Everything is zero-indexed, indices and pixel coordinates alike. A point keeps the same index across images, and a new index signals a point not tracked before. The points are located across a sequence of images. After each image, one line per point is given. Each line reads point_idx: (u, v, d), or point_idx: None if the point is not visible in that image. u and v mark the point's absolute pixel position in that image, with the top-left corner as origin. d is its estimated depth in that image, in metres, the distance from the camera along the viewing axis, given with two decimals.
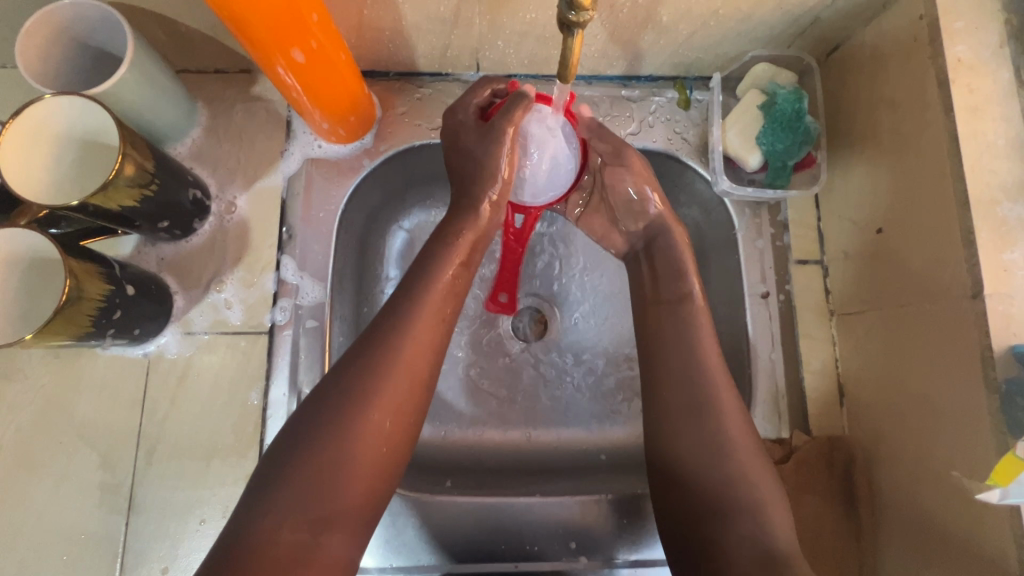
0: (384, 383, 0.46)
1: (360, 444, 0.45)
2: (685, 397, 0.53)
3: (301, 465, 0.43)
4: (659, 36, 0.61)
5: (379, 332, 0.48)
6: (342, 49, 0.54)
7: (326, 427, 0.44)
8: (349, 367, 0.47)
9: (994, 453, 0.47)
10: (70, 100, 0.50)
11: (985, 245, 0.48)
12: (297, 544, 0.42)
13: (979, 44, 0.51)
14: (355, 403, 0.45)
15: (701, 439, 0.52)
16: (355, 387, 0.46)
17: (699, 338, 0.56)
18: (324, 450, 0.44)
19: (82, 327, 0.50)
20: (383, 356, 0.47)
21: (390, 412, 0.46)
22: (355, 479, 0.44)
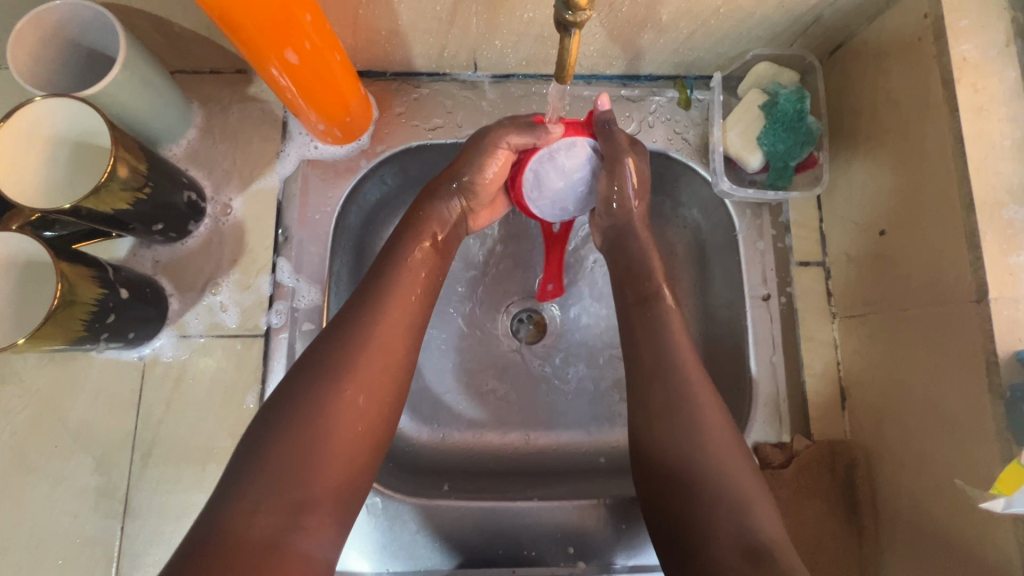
0: (354, 364, 0.48)
1: (335, 423, 0.45)
2: (658, 388, 0.54)
3: (277, 443, 0.44)
4: (659, 35, 0.60)
5: (352, 315, 0.50)
6: (336, 50, 0.54)
7: (302, 406, 0.45)
8: (320, 350, 0.48)
9: (998, 461, 0.46)
10: (62, 102, 0.49)
11: (990, 249, 0.47)
12: (274, 529, 0.41)
13: (985, 43, 0.49)
14: (330, 381, 0.46)
15: (674, 428, 0.52)
16: (328, 366, 0.47)
17: (667, 334, 0.56)
18: (298, 427, 0.44)
19: (75, 331, 0.50)
20: (355, 337, 0.49)
21: (363, 390, 0.47)
22: (331, 459, 0.45)
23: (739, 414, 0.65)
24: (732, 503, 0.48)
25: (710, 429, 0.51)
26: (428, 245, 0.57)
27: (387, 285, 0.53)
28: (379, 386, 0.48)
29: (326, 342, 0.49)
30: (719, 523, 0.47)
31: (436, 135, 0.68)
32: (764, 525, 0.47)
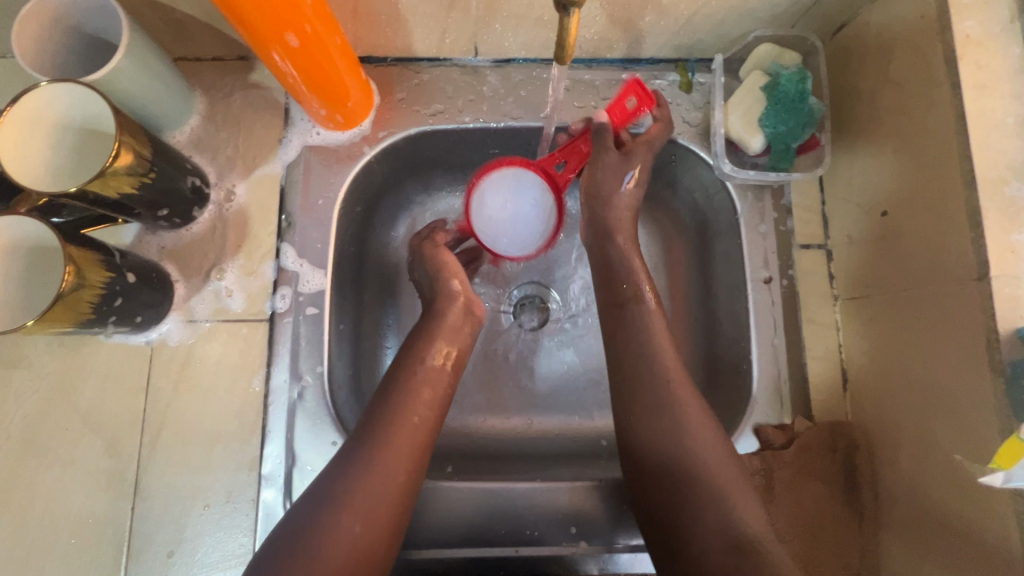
0: (376, 468, 0.49)
1: (351, 525, 0.46)
2: (644, 389, 0.54)
3: (297, 542, 0.45)
4: (660, 17, 0.60)
5: (377, 420, 0.52)
6: (337, 34, 0.54)
7: (327, 507, 0.47)
8: (348, 453, 0.50)
9: (998, 437, 0.46)
10: (68, 86, 0.50)
11: (992, 226, 0.47)
12: None
13: (989, 19, 0.49)
14: (350, 484, 0.48)
15: (659, 435, 0.52)
16: (353, 468, 0.49)
17: (649, 334, 0.57)
18: (321, 526, 0.46)
19: (83, 313, 0.51)
20: (379, 440, 0.50)
21: (384, 499, 0.48)
22: (344, 557, 0.45)
23: (740, 397, 0.65)
24: (717, 502, 0.48)
25: (697, 434, 0.52)
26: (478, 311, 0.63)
27: (407, 391, 0.54)
28: (395, 490, 0.49)
29: (354, 444, 0.51)
30: (704, 521, 0.48)
31: (438, 120, 0.68)
32: (748, 519, 0.47)
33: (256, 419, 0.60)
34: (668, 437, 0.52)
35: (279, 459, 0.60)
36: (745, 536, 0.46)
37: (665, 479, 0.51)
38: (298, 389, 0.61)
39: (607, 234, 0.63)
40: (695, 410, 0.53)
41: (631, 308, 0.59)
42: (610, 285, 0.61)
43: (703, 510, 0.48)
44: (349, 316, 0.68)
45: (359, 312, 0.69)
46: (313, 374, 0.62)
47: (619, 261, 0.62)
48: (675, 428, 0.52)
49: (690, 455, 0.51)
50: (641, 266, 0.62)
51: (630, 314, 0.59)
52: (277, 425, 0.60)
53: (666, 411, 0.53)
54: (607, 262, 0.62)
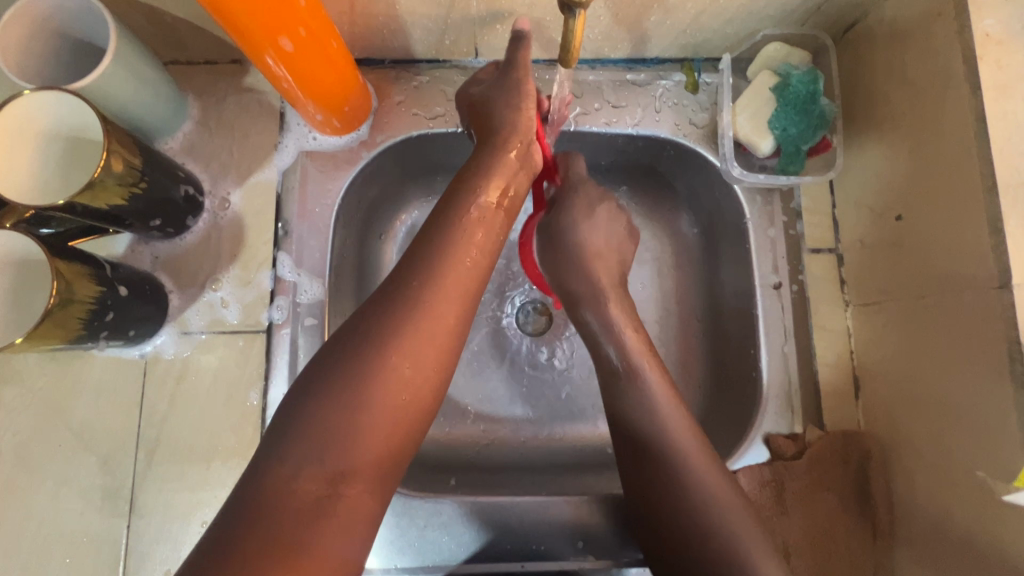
0: (412, 323, 0.41)
1: (384, 389, 0.39)
2: (647, 441, 0.50)
3: (319, 405, 0.37)
4: (667, 16, 0.58)
5: (406, 276, 0.43)
6: (333, 37, 0.52)
7: (350, 366, 0.39)
8: (382, 300, 0.42)
9: (1021, 452, 0.44)
10: (52, 96, 0.48)
11: (1015, 233, 0.45)
12: (317, 496, 0.36)
13: (1010, 17, 0.47)
14: (383, 337, 0.40)
15: (673, 506, 0.48)
16: (377, 327, 0.40)
17: (651, 397, 0.52)
18: (348, 383, 0.38)
19: (74, 330, 0.49)
20: (414, 289, 0.42)
21: (416, 357, 0.40)
22: (381, 421, 0.38)
23: (750, 406, 0.63)
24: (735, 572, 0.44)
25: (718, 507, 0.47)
26: (494, 202, 0.49)
27: (443, 248, 0.44)
28: (432, 351, 0.41)
29: (376, 301, 0.42)
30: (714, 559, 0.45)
31: (437, 124, 0.66)
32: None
33: (254, 434, 0.59)
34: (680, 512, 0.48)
35: None
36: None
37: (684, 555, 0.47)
38: None
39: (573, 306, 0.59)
40: (714, 481, 0.48)
41: (624, 375, 0.54)
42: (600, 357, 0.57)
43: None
44: None
45: None
46: None
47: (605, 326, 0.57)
48: (691, 490, 0.48)
49: (710, 531, 0.46)
50: (625, 320, 0.57)
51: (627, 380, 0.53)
52: None
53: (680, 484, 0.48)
54: (590, 334, 0.58)
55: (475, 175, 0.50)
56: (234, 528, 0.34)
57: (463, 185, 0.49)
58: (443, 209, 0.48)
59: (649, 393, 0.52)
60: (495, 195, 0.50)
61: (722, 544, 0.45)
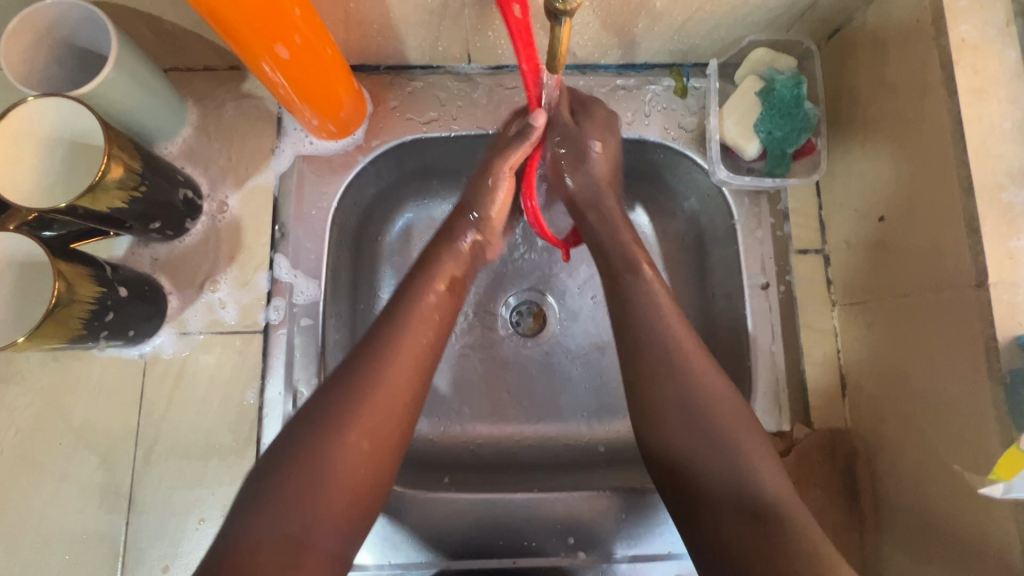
0: (365, 403, 0.46)
1: (340, 465, 0.44)
2: (651, 360, 0.53)
3: (281, 484, 0.43)
4: (654, 23, 0.59)
5: (360, 360, 0.49)
6: (327, 44, 0.53)
7: (308, 442, 0.44)
8: (338, 382, 0.48)
9: (998, 446, 0.45)
10: (55, 101, 0.49)
11: (990, 233, 0.46)
12: (279, 563, 0.40)
13: (984, 23, 0.48)
14: (340, 416, 0.46)
15: (682, 420, 0.50)
16: (334, 407, 0.46)
17: (650, 300, 0.56)
18: (306, 461, 0.43)
19: (74, 329, 0.51)
20: (369, 371, 0.48)
21: (369, 434, 0.46)
22: (339, 490, 0.44)
23: None
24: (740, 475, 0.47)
25: (722, 419, 0.49)
26: (443, 289, 0.56)
27: (395, 336, 0.51)
28: (382, 427, 0.47)
29: (332, 384, 0.48)
30: (722, 478, 0.47)
31: (431, 128, 0.67)
32: (768, 482, 0.46)
33: (251, 432, 0.60)
34: (689, 422, 0.49)
35: None
36: (764, 499, 0.45)
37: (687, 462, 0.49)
38: (292, 401, 0.61)
39: (578, 216, 0.64)
40: (717, 398, 0.50)
41: (626, 278, 0.58)
42: (606, 260, 0.61)
43: (718, 485, 0.47)
44: (344, 325, 0.68)
45: (353, 321, 0.69)
46: (307, 385, 0.62)
47: (608, 234, 0.61)
48: (699, 406, 0.50)
49: (716, 439, 0.48)
50: (629, 237, 0.61)
51: (628, 282, 0.58)
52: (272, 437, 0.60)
53: (687, 395, 0.50)
54: (593, 238, 0.63)
55: (427, 271, 0.57)
56: None
57: (417, 278, 0.56)
58: (397, 301, 0.54)
59: (664, 321, 0.54)
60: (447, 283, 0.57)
61: (726, 449, 0.48)
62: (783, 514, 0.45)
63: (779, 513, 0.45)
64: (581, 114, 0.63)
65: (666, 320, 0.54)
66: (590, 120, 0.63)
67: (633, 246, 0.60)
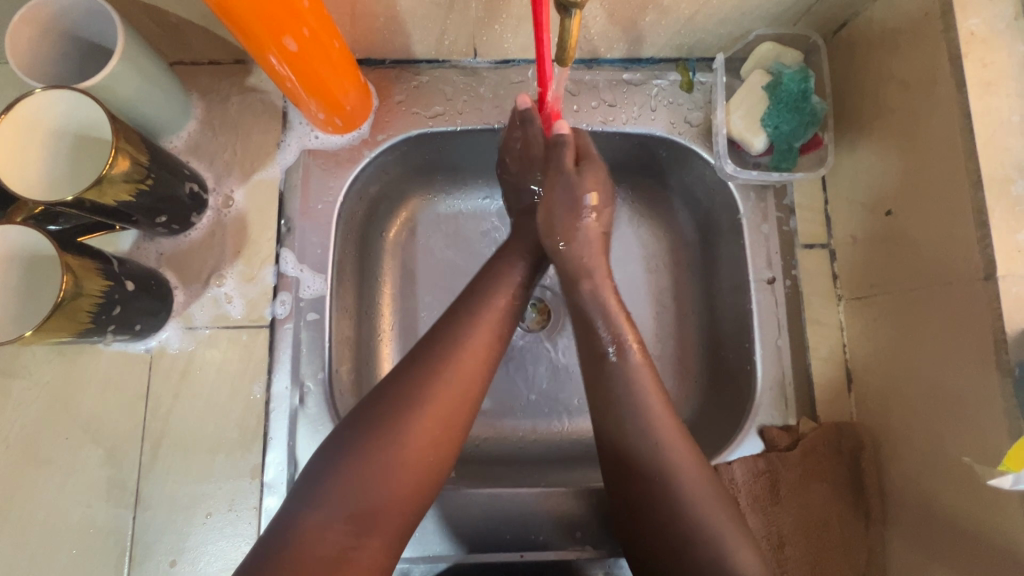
0: (435, 392, 0.48)
1: (409, 451, 0.45)
2: (634, 440, 0.51)
3: (353, 464, 0.44)
4: (661, 16, 0.59)
5: (440, 350, 0.50)
6: (334, 37, 0.53)
7: (378, 426, 0.46)
8: (408, 370, 0.49)
9: (1006, 438, 0.46)
10: (60, 94, 0.49)
11: (999, 226, 0.46)
12: (342, 543, 0.42)
13: (993, 17, 0.48)
14: (410, 405, 0.47)
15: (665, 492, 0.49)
16: (410, 395, 0.47)
17: (632, 386, 0.53)
18: (380, 446, 0.45)
19: (82, 323, 0.50)
20: (439, 362, 0.49)
21: (439, 423, 0.48)
22: (405, 473, 0.45)
23: (745, 398, 0.65)
24: (717, 566, 0.46)
25: (701, 499, 0.48)
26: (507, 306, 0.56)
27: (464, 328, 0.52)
28: (452, 417, 0.48)
29: (407, 371, 0.49)
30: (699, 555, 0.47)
31: (437, 122, 0.67)
32: (749, 572, 0.46)
33: (258, 426, 0.60)
34: (660, 479, 0.50)
35: (281, 467, 0.59)
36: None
37: (670, 533, 0.48)
38: (299, 396, 0.61)
39: (573, 281, 0.61)
40: (698, 477, 0.49)
41: (612, 357, 0.55)
42: (587, 341, 0.58)
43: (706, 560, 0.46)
44: (351, 320, 0.68)
45: (359, 316, 0.69)
46: (314, 380, 0.61)
47: (593, 305, 0.59)
48: (667, 469, 0.50)
49: (695, 518, 0.48)
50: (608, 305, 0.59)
51: (612, 365, 0.55)
52: (279, 432, 0.60)
53: (665, 472, 0.50)
54: (577, 307, 0.60)
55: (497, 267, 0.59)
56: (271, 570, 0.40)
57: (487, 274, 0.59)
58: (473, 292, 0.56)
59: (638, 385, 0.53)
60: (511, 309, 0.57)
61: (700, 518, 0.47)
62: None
63: None
64: (582, 163, 0.64)
65: (646, 397, 0.53)
66: (588, 169, 0.63)
67: (621, 315, 0.58)
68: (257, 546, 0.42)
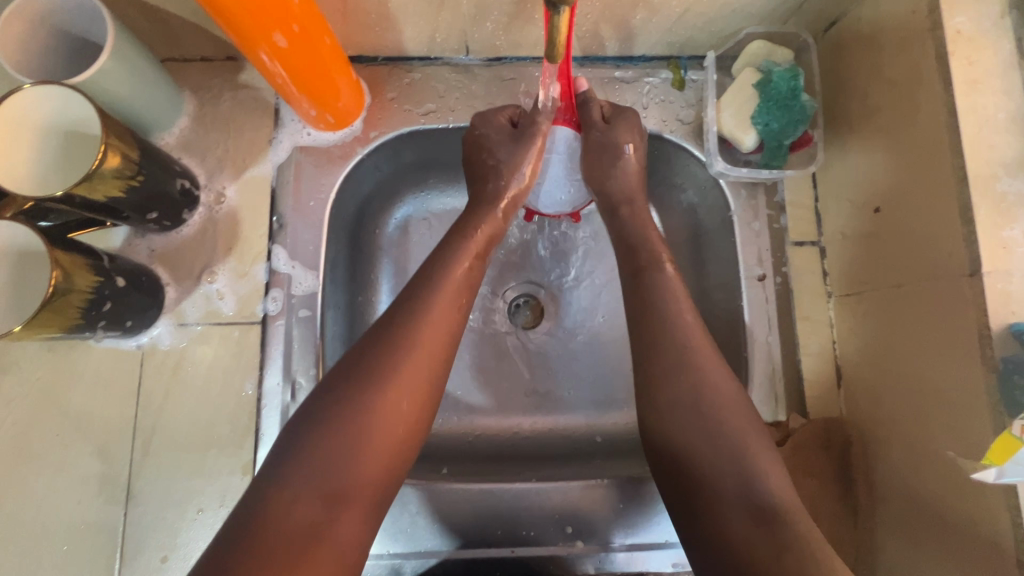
0: (399, 366, 0.48)
1: (374, 425, 0.46)
2: (664, 356, 0.53)
3: (320, 439, 0.44)
4: (652, 14, 0.60)
5: (399, 322, 0.50)
6: (326, 33, 0.53)
7: (347, 401, 0.46)
8: (372, 346, 0.49)
9: (990, 432, 0.46)
10: (49, 90, 0.49)
11: (984, 223, 0.46)
12: (312, 519, 0.42)
13: (979, 15, 0.49)
14: (376, 381, 0.47)
15: (695, 413, 0.50)
16: (371, 368, 0.47)
17: (669, 302, 0.56)
18: (342, 421, 0.45)
19: (71, 319, 0.50)
20: (400, 337, 0.49)
21: (405, 397, 0.48)
22: (373, 448, 0.45)
23: None
24: (740, 470, 0.47)
25: (729, 411, 0.50)
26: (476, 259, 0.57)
27: (428, 301, 0.52)
28: (416, 389, 0.48)
29: (369, 345, 0.49)
30: (727, 484, 0.47)
31: (429, 120, 0.67)
32: (773, 482, 0.47)
33: (249, 423, 0.60)
34: (690, 404, 0.51)
35: None
36: (771, 500, 0.46)
37: (692, 451, 0.49)
38: (290, 392, 0.61)
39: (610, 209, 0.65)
40: (727, 395, 0.51)
41: (649, 272, 0.59)
42: (631, 256, 0.61)
43: (726, 472, 0.48)
44: (342, 316, 0.68)
45: (351, 313, 0.69)
46: (305, 376, 0.62)
47: (637, 231, 0.62)
48: (694, 389, 0.51)
49: (723, 430, 0.49)
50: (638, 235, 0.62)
51: (651, 277, 0.58)
52: (270, 428, 0.60)
53: (699, 389, 0.51)
54: (621, 232, 0.63)
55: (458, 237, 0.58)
56: (248, 540, 0.40)
57: (448, 245, 0.58)
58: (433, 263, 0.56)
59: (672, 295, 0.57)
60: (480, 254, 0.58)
61: (728, 440, 0.49)
62: (789, 514, 0.45)
63: (786, 511, 0.45)
64: (612, 117, 0.64)
65: (681, 312, 0.55)
66: (621, 121, 0.63)
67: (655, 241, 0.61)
68: (228, 524, 0.42)
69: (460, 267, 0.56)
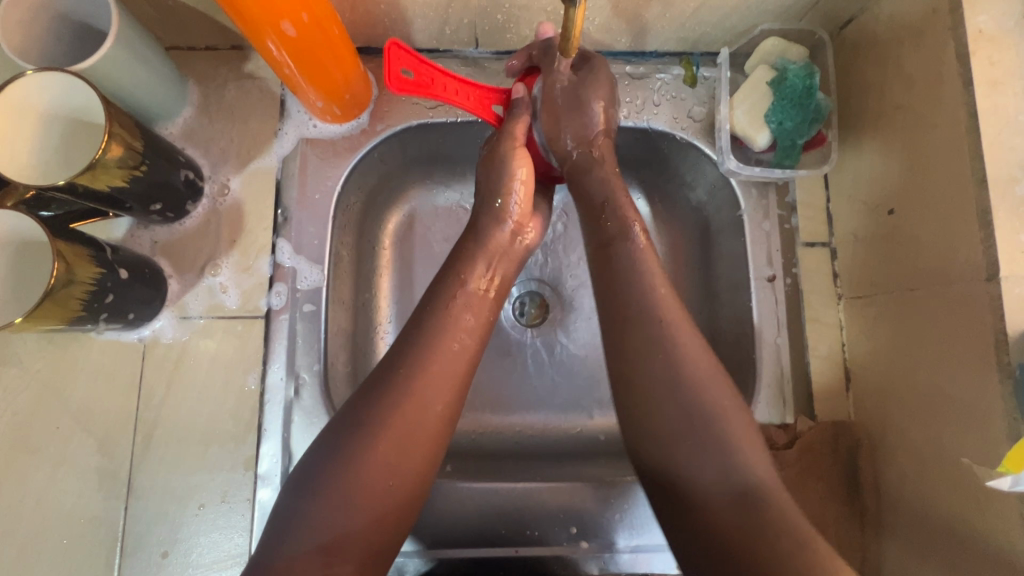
0: (392, 415, 0.47)
1: (370, 475, 0.45)
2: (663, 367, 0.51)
3: (323, 491, 0.44)
4: (666, 9, 0.59)
5: (398, 369, 0.49)
6: (335, 23, 0.52)
7: (346, 453, 0.46)
8: (372, 393, 0.48)
9: (1005, 440, 0.45)
10: (52, 75, 0.48)
11: (1002, 226, 0.46)
12: (308, 570, 0.42)
13: (1003, 14, 0.48)
14: (368, 433, 0.46)
15: (689, 446, 0.48)
16: (365, 423, 0.47)
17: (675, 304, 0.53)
18: (336, 476, 0.45)
19: (72, 311, 0.50)
20: (396, 385, 0.48)
21: (401, 444, 0.47)
22: (366, 500, 0.45)
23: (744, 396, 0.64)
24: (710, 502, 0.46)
25: (684, 444, 0.48)
26: (485, 291, 0.56)
27: (428, 342, 0.51)
28: (417, 439, 0.47)
29: (368, 393, 0.49)
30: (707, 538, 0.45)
31: (437, 113, 0.66)
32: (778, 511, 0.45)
33: (252, 418, 0.59)
34: (682, 416, 0.48)
35: (275, 459, 0.59)
36: (746, 506, 0.45)
37: (678, 486, 0.47)
38: (294, 387, 0.60)
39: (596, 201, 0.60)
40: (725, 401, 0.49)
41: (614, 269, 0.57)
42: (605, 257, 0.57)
43: (718, 488, 0.46)
44: (347, 311, 0.67)
45: (355, 308, 0.68)
46: (309, 372, 0.61)
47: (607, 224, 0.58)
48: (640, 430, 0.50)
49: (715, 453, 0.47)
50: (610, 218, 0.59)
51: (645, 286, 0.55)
52: (274, 424, 0.59)
53: (695, 428, 0.48)
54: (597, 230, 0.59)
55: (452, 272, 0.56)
56: None
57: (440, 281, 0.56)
58: (430, 300, 0.54)
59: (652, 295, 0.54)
60: (483, 283, 0.56)
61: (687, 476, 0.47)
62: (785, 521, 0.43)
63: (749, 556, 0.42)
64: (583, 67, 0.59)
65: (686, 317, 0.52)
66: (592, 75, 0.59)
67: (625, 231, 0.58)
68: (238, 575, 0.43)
69: (453, 300, 0.54)
